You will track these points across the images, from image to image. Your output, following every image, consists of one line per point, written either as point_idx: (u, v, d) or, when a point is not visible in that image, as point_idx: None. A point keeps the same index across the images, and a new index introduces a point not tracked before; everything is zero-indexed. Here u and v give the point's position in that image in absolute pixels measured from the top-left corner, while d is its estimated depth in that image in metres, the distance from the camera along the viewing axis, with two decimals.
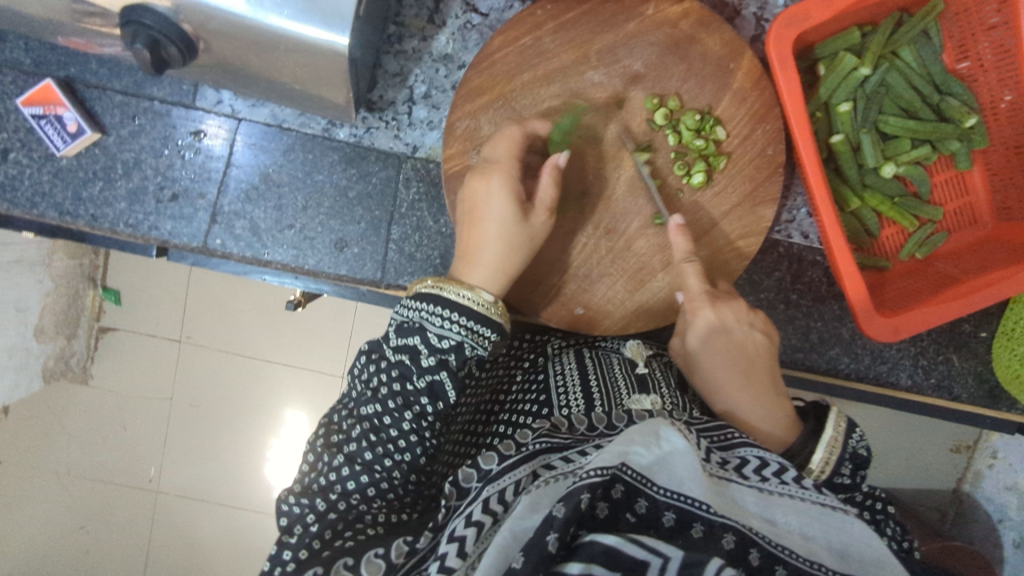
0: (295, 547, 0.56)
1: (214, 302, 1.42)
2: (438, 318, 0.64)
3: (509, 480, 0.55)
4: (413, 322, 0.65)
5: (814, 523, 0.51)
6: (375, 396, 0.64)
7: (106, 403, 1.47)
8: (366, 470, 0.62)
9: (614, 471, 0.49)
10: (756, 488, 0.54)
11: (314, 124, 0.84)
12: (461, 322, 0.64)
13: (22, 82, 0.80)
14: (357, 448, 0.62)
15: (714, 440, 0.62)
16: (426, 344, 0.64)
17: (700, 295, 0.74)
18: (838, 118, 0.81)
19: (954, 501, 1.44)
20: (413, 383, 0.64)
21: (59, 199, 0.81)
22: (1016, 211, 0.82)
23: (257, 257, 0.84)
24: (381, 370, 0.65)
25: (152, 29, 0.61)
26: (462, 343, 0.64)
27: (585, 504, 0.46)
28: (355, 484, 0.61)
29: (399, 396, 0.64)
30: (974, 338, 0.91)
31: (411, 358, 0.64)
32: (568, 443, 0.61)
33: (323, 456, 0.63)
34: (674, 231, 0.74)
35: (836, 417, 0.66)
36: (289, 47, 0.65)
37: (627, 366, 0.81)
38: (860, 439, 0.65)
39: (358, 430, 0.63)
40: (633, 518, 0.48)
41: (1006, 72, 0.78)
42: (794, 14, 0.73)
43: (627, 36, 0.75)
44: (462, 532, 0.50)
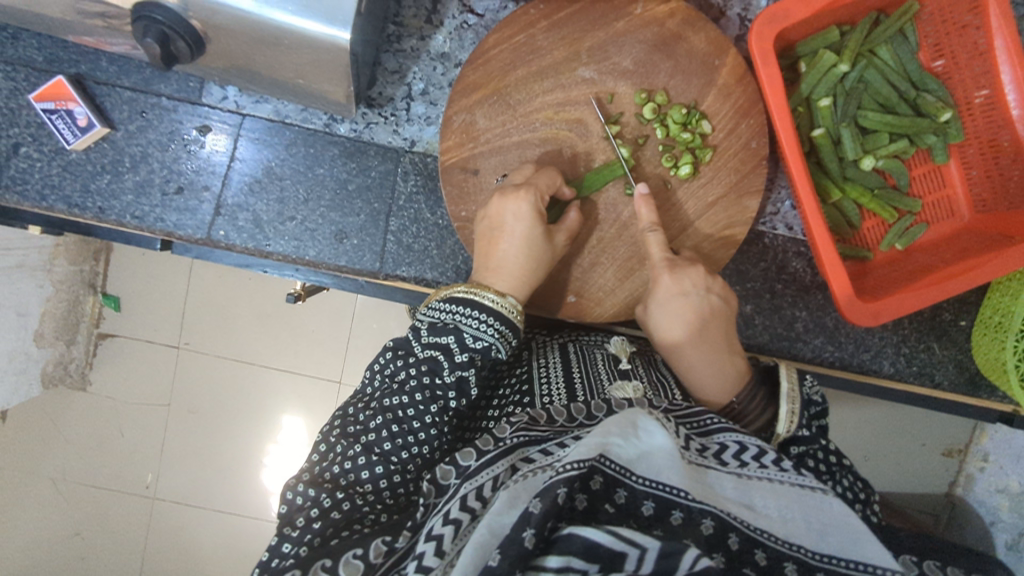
0: (296, 542, 0.57)
1: (214, 305, 1.44)
2: (474, 319, 0.69)
3: (486, 476, 0.56)
4: (447, 323, 0.69)
5: (794, 504, 0.53)
6: (403, 388, 0.68)
7: (104, 407, 1.48)
8: (382, 461, 0.64)
9: (592, 464, 0.49)
10: (735, 474, 0.56)
11: (316, 120, 0.87)
12: (495, 326, 0.69)
13: (35, 79, 0.83)
14: (375, 438, 0.65)
15: (691, 428, 0.64)
16: (460, 343, 0.68)
17: (661, 262, 0.77)
18: (819, 113, 0.84)
19: (947, 504, 1.47)
20: (442, 378, 0.67)
21: (68, 192, 0.83)
22: (992, 203, 0.84)
23: (259, 248, 0.86)
24: (409, 367, 0.69)
25: (162, 24, 0.66)
26: (493, 345, 0.69)
27: (562, 498, 0.46)
28: (368, 475, 0.64)
29: (427, 389, 0.67)
30: (954, 325, 0.93)
31: (444, 354, 0.68)
32: (546, 436, 0.62)
33: (338, 445, 0.66)
34: (640, 200, 0.77)
35: (787, 369, 0.73)
36: (293, 43, 0.69)
37: (610, 361, 0.82)
38: (813, 388, 0.72)
39: (377, 424, 0.66)
40: (612, 509, 0.50)
41: (980, 70, 0.81)
42: (774, 12, 0.76)
43: (616, 34, 0.78)
44: (439, 530, 0.50)
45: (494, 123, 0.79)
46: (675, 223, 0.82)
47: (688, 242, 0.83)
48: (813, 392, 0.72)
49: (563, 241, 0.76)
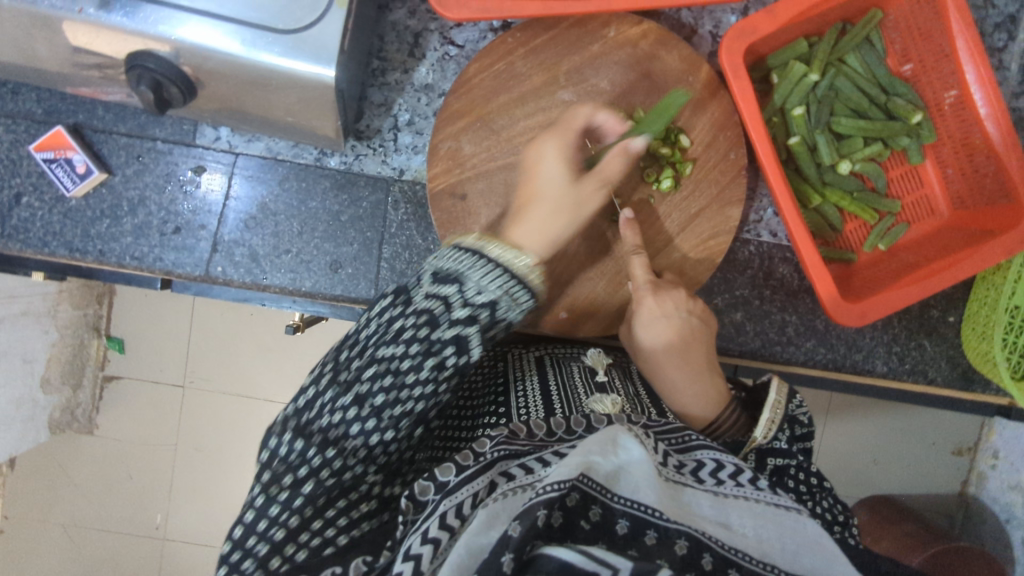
0: (284, 508, 0.58)
1: (216, 342, 1.46)
2: (481, 269, 0.65)
3: (465, 493, 0.55)
4: (451, 272, 0.64)
5: (769, 522, 0.54)
6: (398, 334, 0.62)
7: (111, 449, 1.49)
8: (373, 417, 0.61)
9: (573, 483, 0.50)
10: (712, 491, 0.57)
11: (306, 155, 0.90)
12: (501, 279, 0.65)
13: (34, 130, 0.85)
14: (367, 390, 0.61)
15: (672, 443, 0.64)
16: (461, 296, 0.63)
17: (644, 284, 0.80)
18: (793, 121, 0.87)
19: (961, 504, 1.47)
20: (440, 333, 0.62)
21: (69, 237, 0.86)
22: (970, 200, 0.86)
23: (256, 282, 0.88)
24: (406, 313, 0.63)
25: (155, 71, 0.70)
26: (498, 299, 0.64)
27: (542, 520, 0.47)
28: (358, 429, 0.61)
29: (424, 343, 0.62)
30: (943, 321, 0.95)
31: (443, 307, 0.63)
32: (527, 452, 0.61)
33: (328, 392, 0.62)
34: (625, 224, 0.81)
35: (779, 384, 0.74)
36: (283, 82, 0.73)
37: (587, 373, 0.83)
38: (800, 405, 0.74)
39: (369, 380, 0.61)
40: (588, 526, 0.49)
41: (945, 72, 0.84)
42: (743, 27, 0.77)
43: (592, 57, 0.82)
44: (418, 550, 0.50)
45: (480, 148, 0.82)
46: (659, 236, 0.84)
47: (674, 254, 0.85)
48: (801, 412, 0.74)
49: (592, 183, 0.74)
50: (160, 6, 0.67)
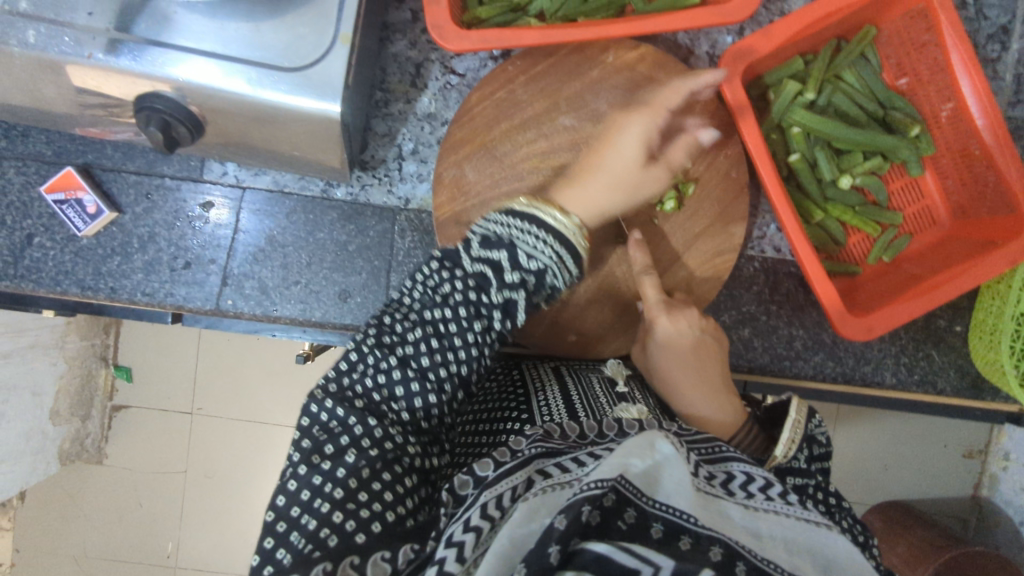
0: (328, 478, 0.60)
1: (224, 370, 1.46)
2: (534, 236, 0.68)
3: (505, 486, 0.57)
4: (502, 238, 0.68)
5: (798, 538, 0.54)
6: (443, 297, 0.68)
7: (121, 479, 1.49)
8: (419, 378, 0.67)
9: (612, 483, 0.50)
10: (742, 504, 0.56)
11: (313, 187, 0.91)
12: (553, 248, 0.68)
13: (44, 172, 0.87)
14: (414, 351, 0.67)
15: (702, 453, 0.65)
16: (512, 261, 0.67)
17: (657, 304, 0.80)
18: (792, 139, 0.88)
19: (974, 506, 1.46)
20: (488, 296, 0.67)
21: (81, 276, 0.87)
22: (971, 210, 0.87)
23: (267, 314, 0.89)
24: (451, 277, 0.68)
25: (163, 112, 0.72)
26: (548, 267, 0.67)
27: (585, 515, 0.47)
28: (404, 390, 0.67)
29: (472, 305, 0.67)
30: (950, 331, 0.95)
31: (494, 271, 0.67)
32: (562, 450, 0.63)
33: (377, 352, 0.67)
34: (634, 245, 0.82)
35: (799, 404, 0.75)
36: (289, 118, 0.74)
37: (606, 383, 0.82)
38: (818, 424, 0.75)
39: (416, 338, 0.67)
40: (625, 526, 0.49)
41: (941, 85, 0.85)
42: (737, 50, 0.79)
43: (592, 82, 0.83)
44: (460, 537, 0.51)
45: (484, 175, 0.83)
46: (666, 256, 0.85)
47: (681, 273, 0.85)
48: (818, 431, 0.75)
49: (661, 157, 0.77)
50: (166, 49, 0.69)
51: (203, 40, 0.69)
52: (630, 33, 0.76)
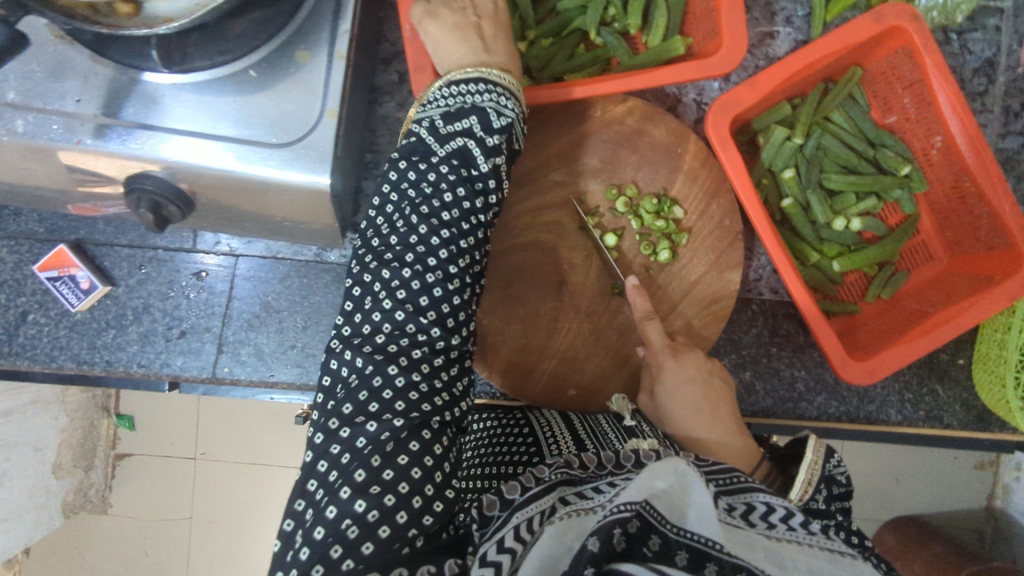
0: (348, 446, 0.56)
1: (226, 421, 1.46)
2: (490, 94, 0.67)
3: (534, 509, 0.57)
4: (463, 109, 0.66)
5: (824, 566, 0.52)
6: (441, 193, 0.63)
7: (127, 529, 1.49)
8: (441, 282, 0.62)
9: (639, 507, 0.50)
10: (764, 535, 0.55)
11: (306, 252, 0.90)
12: (514, 101, 0.69)
13: (36, 250, 0.87)
14: (422, 255, 0.62)
15: (720, 484, 0.62)
16: (485, 124, 0.66)
17: (663, 348, 0.80)
18: (785, 183, 0.88)
19: (989, 518, 1.45)
20: (479, 168, 0.65)
21: (76, 350, 0.86)
22: (966, 243, 0.86)
23: (264, 380, 0.88)
24: (434, 166, 0.64)
25: (153, 192, 0.71)
26: (514, 123, 0.68)
27: (618, 538, 0.48)
28: (429, 300, 0.62)
29: (469, 183, 0.65)
30: (953, 365, 0.95)
31: (474, 141, 0.65)
32: (583, 478, 0.62)
33: (382, 272, 0.62)
34: (632, 291, 0.80)
35: (816, 442, 0.72)
36: (277, 190, 0.73)
37: (613, 419, 0.81)
38: (837, 464, 0.71)
39: (426, 246, 0.62)
40: (650, 552, 0.50)
41: (928, 123, 0.85)
42: (726, 100, 0.78)
43: (582, 137, 0.83)
44: (497, 557, 0.51)
45: None
46: (664, 303, 0.85)
47: (678, 321, 0.85)
48: (838, 471, 0.71)
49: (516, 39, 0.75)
50: (154, 130, 0.69)
51: (191, 121, 0.70)
52: (600, 93, 0.76)
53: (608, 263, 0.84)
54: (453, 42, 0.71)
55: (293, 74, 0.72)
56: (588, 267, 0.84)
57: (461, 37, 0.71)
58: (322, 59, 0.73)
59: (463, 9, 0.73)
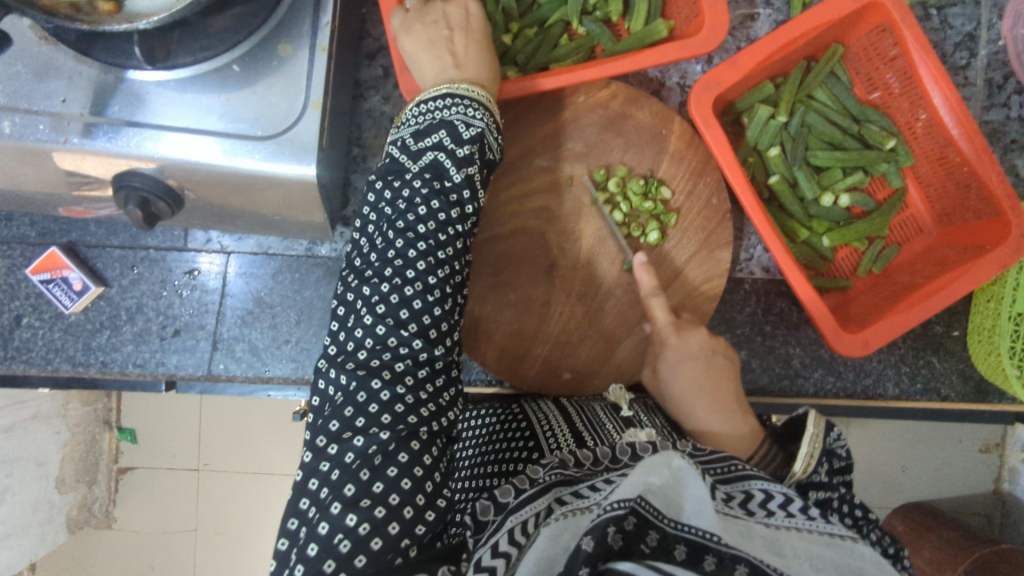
0: (336, 464, 0.55)
1: (227, 429, 1.45)
2: (458, 107, 0.66)
3: (529, 512, 0.56)
4: (432, 125, 0.66)
5: (825, 553, 0.51)
6: (415, 206, 0.63)
7: (131, 543, 1.49)
8: (420, 294, 0.62)
9: (633, 504, 0.49)
10: (763, 523, 0.54)
11: (297, 247, 0.90)
12: (485, 114, 0.68)
13: (29, 253, 0.87)
14: (400, 269, 0.62)
15: (717, 474, 0.62)
16: (455, 136, 0.65)
17: (666, 324, 0.80)
18: (771, 162, 0.89)
19: (997, 503, 1.44)
20: (451, 179, 0.64)
21: (72, 352, 0.87)
22: (955, 216, 0.87)
23: (260, 374, 0.89)
24: (409, 181, 0.63)
25: (142, 189, 0.71)
26: (485, 133, 0.67)
27: (611, 536, 0.47)
28: (409, 313, 0.61)
29: (443, 193, 0.64)
30: (948, 337, 0.95)
31: (446, 154, 0.64)
32: (580, 477, 0.61)
33: (362, 290, 0.61)
34: (640, 269, 0.80)
35: (816, 416, 0.68)
36: (266, 184, 0.74)
37: (610, 410, 0.82)
38: (838, 437, 0.68)
39: (403, 258, 0.62)
40: (648, 548, 0.48)
41: (912, 97, 0.85)
42: (707, 81, 0.78)
43: (567, 123, 0.83)
44: (491, 562, 0.51)
45: None
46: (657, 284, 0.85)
47: (673, 299, 0.85)
48: (839, 444, 0.68)
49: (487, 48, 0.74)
50: (141, 127, 0.70)
51: (179, 117, 0.70)
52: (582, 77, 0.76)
53: (616, 238, 0.84)
54: (427, 58, 0.70)
55: (276, 67, 0.72)
56: (578, 251, 0.84)
57: (434, 52, 0.70)
58: (304, 51, 0.73)
59: (437, 21, 0.72)
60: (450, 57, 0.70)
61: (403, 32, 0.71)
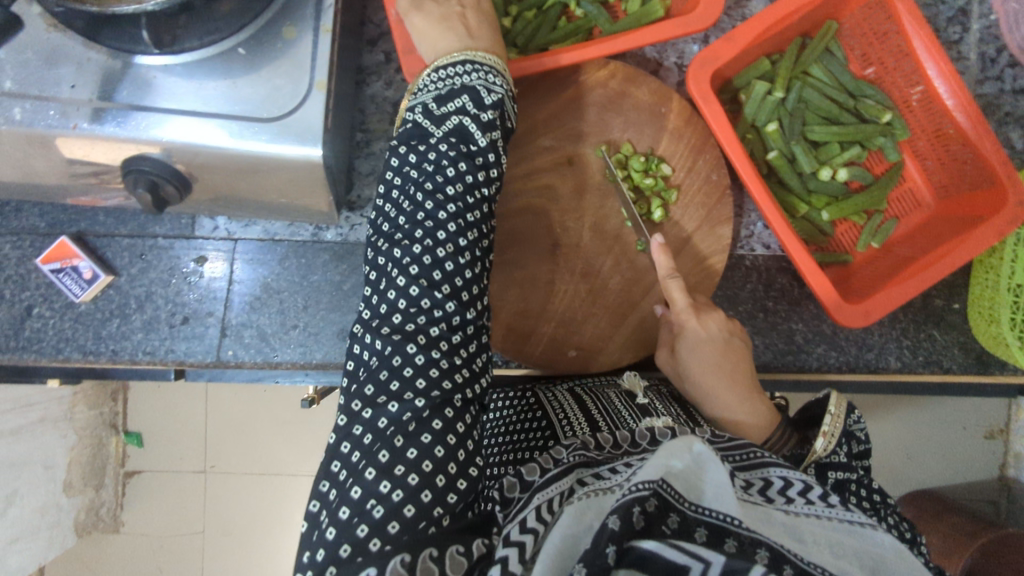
0: (370, 428, 0.55)
1: (234, 426, 1.45)
2: (478, 73, 0.67)
3: (555, 491, 0.55)
4: (454, 91, 0.66)
5: (845, 541, 0.52)
6: (443, 168, 0.63)
7: (139, 546, 1.48)
8: (451, 257, 0.61)
9: (656, 486, 0.48)
10: (783, 510, 0.54)
11: (303, 232, 0.92)
12: (503, 82, 0.69)
13: (38, 244, 0.88)
14: (431, 232, 0.61)
15: (736, 462, 0.62)
16: (478, 101, 0.66)
17: (685, 306, 0.79)
18: (769, 137, 0.90)
19: (1003, 489, 1.44)
20: (476, 142, 0.65)
21: (82, 341, 0.87)
22: (951, 187, 0.88)
23: (268, 360, 0.89)
24: (434, 146, 0.63)
25: (150, 173, 0.73)
26: (505, 99, 0.68)
27: (636, 516, 0.46)
28: (441, 274, 0.60)
29: (468, 156, 0.64)
30: (949, 309, 0.96)
31: (470, 118, 0.65)
32: (602, 459, 0.61)
33: (394, 253, 0.61)
34: (658, 249, 0.79)
35: (837, 398, 0.71)
36: (271, 167, 0.75)
37: (626, 396, 0.82)
38: (857, 420, 0.71)
39: (434, 220, 0.61)
40: (670, 529, 0.47)
41: (906, 71, 0.87)
42: (704, 57, 0.80)
43: (567, 101, 0.85)
44: (519, 537, 0.50)
45: None
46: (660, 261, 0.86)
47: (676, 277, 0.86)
48: (857, 427, 0.71)
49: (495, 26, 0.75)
50: (149, 111, 0.71)
51: (187, 101, 0.72)
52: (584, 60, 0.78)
53: (633, 218, 0.83)
54: (437, 33, 0.71)
55: (281, 50, 0.74)
56: (581, 229, 0.85)
57: (446, 26, 0.71)
58: (308, 33, 0.75)
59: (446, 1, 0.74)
60: (463, 30, 0.72)
61: (412, 12, 0.72)
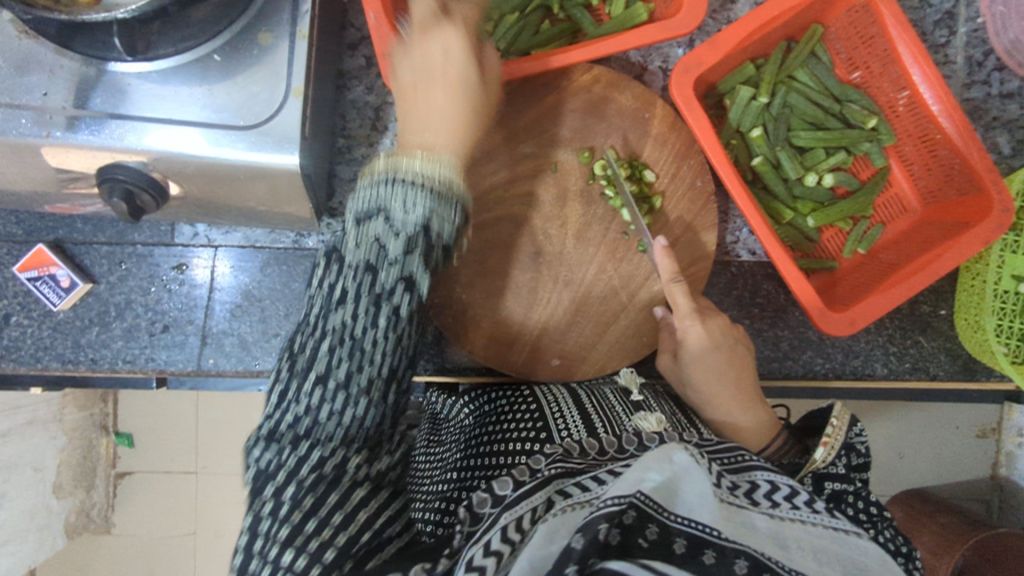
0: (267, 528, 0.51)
1: (223, 429, 1.45)
2: (403, 194, 0.52)
3: (524, 508, 0.52)
4: (368, 211, 0.52)
5: (830, 548, 0.50)
6: (340, 304, 0.53)
7: (131, 547, 1.48)
8: (348, 362, 0.54)
9: (632, 499, 0.45)
10: (767, 513, 0.53)
11: (285, 239, 0.91)
12: (432, 196, 0.52)
13: (16, 252, 0.87)
14: (322, 353, 0.54)
15: (724, 464, 0.62)
16: (390, 226, 0.52)
17: (689, 313, 0.77)
18: (753, 142, 0.89)
19: (995, 488, 1.43)
20: (383, 273, 0.52)
21: (61, 349, 0.87)
22: (938, 194, 0.87)
23: (249, 368, 0.89)
24: (343, 270, 0.53)
25: (125, 181, 0.71)
26: (432, 217, 0.52)
27: (604, 534, 0.43)
28: (335, 382, 0.54)
29: (370, 290, 0.52)
30: (935, 316, 0.95)
31: (376, 250, 0.52)
32: (581, 469, 0.59)
33: (289, 372, 0.55)
34: (659, 251, 0.78)
35: (841, 410, 0.71)
36: (250, 175, 0.74)
37: (622, 394, 0.82)
38: (859, 433, 0.71)
39: (330, 336, 0.53)
40: (645, 545, 0.44)
41: (892, 76, 0.85)
42: (687, 61, 0.78)
43: (549, 107, 0.84)
44: (482, 561, 0.46)
45: None
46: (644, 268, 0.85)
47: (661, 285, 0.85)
48: (858, 440, 0.71)
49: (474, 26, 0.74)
50: (124, 119, 0.70)
51: (161, 109, 0.71)
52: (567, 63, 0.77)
53: (638, 224, 0.81)
54: None
55: (256, 56, 0.73)
56: (564, 236, 0.84)
57: None
58: (285, 39, 0.74)
59: None
60: None
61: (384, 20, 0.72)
